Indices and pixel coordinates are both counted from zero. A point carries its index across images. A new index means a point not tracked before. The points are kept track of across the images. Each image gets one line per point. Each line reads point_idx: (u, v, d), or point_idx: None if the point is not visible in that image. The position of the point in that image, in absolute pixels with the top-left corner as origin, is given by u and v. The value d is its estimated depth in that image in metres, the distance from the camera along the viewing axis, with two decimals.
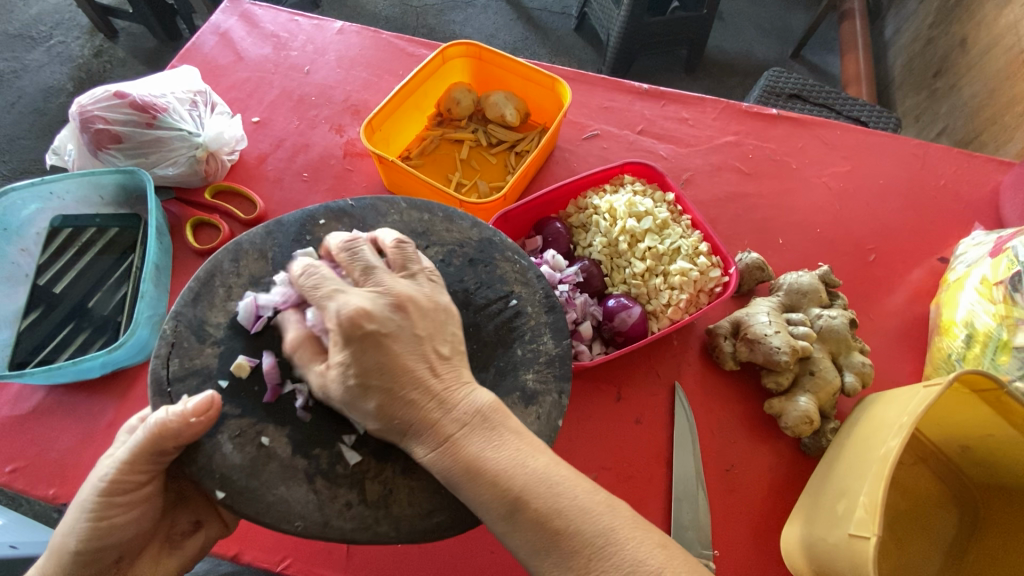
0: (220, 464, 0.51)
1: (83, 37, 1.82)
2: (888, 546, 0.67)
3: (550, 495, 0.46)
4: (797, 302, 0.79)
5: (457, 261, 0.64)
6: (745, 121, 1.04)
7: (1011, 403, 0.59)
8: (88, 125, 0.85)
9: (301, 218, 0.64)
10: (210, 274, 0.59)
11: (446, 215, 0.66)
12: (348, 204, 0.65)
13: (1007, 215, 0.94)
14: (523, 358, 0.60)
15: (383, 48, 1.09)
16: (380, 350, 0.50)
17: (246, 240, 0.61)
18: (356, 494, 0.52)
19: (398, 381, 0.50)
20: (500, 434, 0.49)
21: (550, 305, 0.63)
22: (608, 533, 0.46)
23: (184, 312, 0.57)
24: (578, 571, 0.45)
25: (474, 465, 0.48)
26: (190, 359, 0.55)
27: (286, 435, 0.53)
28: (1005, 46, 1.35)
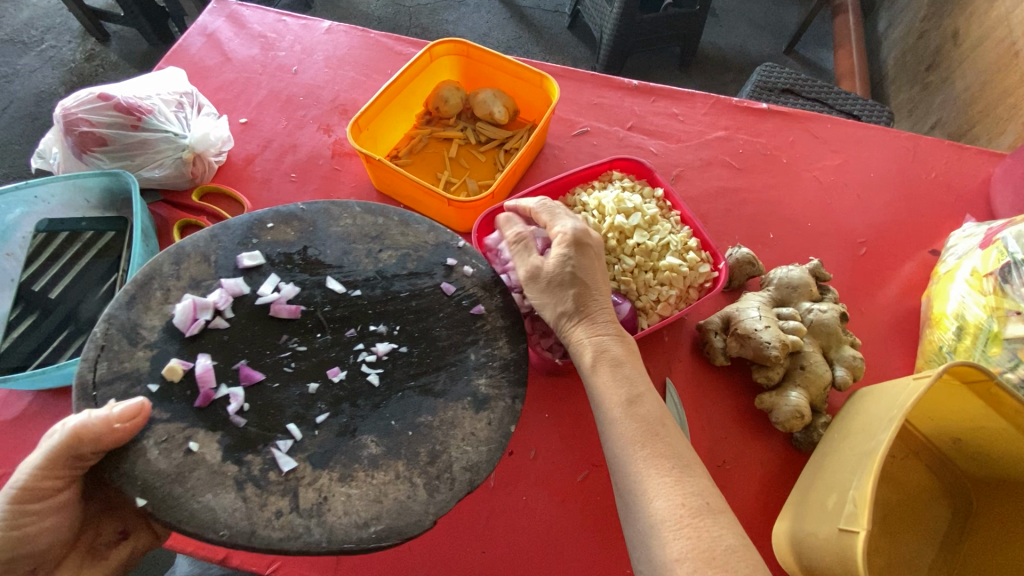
0: (143, 469, 0.53)
1: (75, 41, 1.82)
2: (880, 542, 0.66)
3: (659, 417, 0.59)
4: (788, 296, 0.79)
5: (407, 265, 0.70)
6: (735, 115, 1.03)
7: (1001, 395, 0.58)
8: (72, 127, 0.84)
9: (248, 221, 0.69)
10: (149, 277, 0.63)
11: (401, 219, 0.72)
12: (298, 209, 0.71)
13: (998, 206, 0.93)
14: (476, 361, 0.65)
15: (371, 47, 1.09)
16: (588, 260, 0.67)
17: (190, 244, 0.66)
18: (287, 502, 0.54)
19: (591, 285, 0.66)
20: (637, 357, 0.64)
21: (508, 311, 0.68)
22: (691, 462, 0.56)
23: (116, 314, 0.60)
24: (664, 474, 0.54)
25: (623, 360, 0.63)
26: (120, 362, 0.58)
27: (216, 441, 0.56)
28: (997, 38, 1.35)
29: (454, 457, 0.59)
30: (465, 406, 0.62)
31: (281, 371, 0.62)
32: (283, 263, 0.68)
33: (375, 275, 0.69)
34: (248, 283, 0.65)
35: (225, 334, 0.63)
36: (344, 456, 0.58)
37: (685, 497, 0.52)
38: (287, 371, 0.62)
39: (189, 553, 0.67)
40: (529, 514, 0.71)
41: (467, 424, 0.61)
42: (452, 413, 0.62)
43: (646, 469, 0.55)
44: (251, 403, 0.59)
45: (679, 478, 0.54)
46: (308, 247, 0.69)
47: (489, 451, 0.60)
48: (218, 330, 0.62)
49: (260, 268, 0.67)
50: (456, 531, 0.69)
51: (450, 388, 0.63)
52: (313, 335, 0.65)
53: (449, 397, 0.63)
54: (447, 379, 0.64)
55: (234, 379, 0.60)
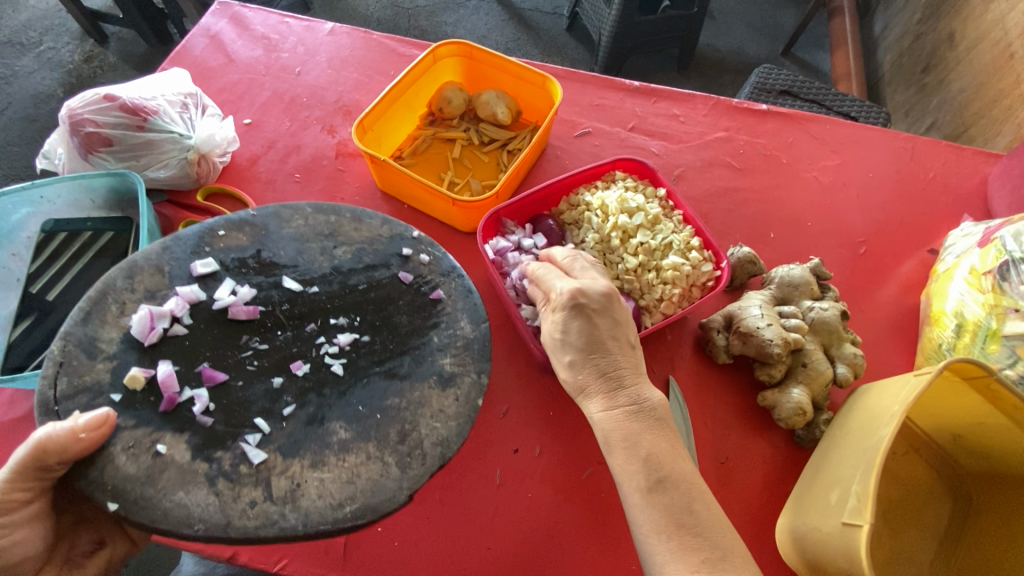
0: (112, 475, 0.54)
1: (73, 42, 1.82)
2: (881, 537, 0.67)
3: (683, 498, 0.53)
4: (790, 294, 0.80)
5: (364, 259, 0.71)
6: (735, 116, 1.04)
7: (1001, 391, 0.59)
8: (77, 128, 0.84)
9: (199, 231, 0.69)
10: (103, 292, 0.63)
11: (354, 215, 0.74)
12: (248, 214, 0.72)
13: (995, 206, 0.95)
14: (439, 344, 0.67)
15: (374, 48, 1.09)
16: (588, 320, 0.62)
17: (141, 257, 0.66)
18: (261, 492, 0.55)
19: (598, 348, 0.62)
20: (663, 427, 0.58)
21: (466, 293, 0.71)
22: (727, 553, 0.51)
23: (73, 331, 0.60)
24: (692, 568, 0.50)
25: (640, 436, 0.57)
26: (80, 376, 0.58)
27: (184, 442, 0.57)
28: (992, 41, 1.36)
29: (423, 435, 0.60)
30: (432, 385, 0.64)
31: (242, 369, 0.63)
32: (238, 267, 0.68)
33: (331, 271, 0.70)
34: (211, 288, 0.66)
35: (186, 339, 0.63)
36: (314, 442, 0.59)
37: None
38: (250, 369, 0.63)
39: (198, 550, 0.67)
40: (537, 512, 0.71)
41: (435, 402, 0.63)
42: (419, 393, 0.63)
43: (672, 566, 0.51)
44: (216, 403, 0.60)
45: (710, 575, 0.49)
46: (262, 250, 0.70)
47: (460, 424, 0.62)
48: (178, 336, 0.63)
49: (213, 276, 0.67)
50: (466, 525, 0.70)
51: (416, 370, 0.65)
52: (275, 333, 0.65)
53: (416, 378, 0.64)
54: (412, 362, 0.66)
55: (197, 381, 0.61)
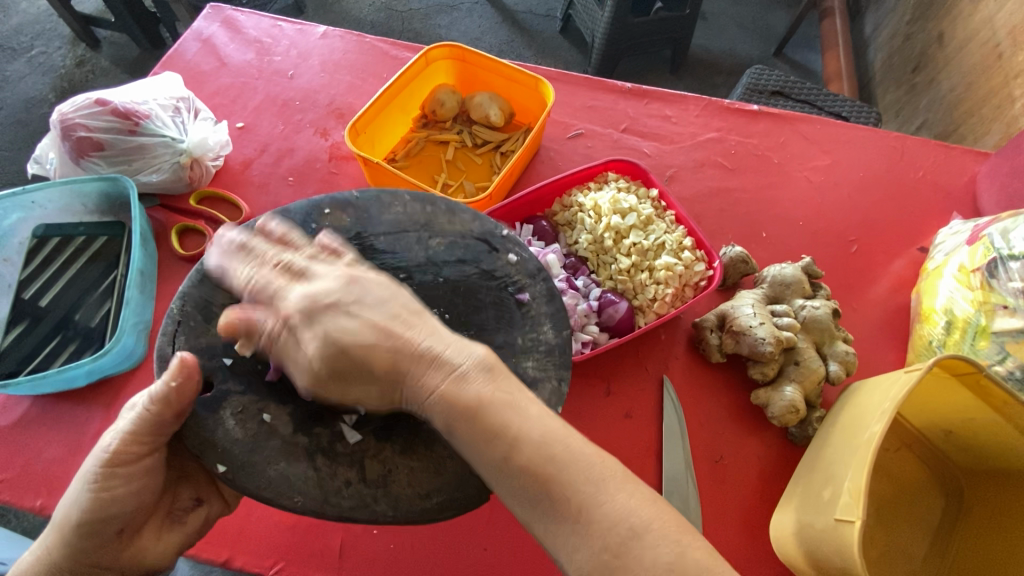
0: (222, 438, 0.51)
1: (65, 47, 1.81)
2: (874, 533, 0.68)
3: (543, 450, 0.45)
4: (782, 293, 0.80)
5: (457, 253, 0.64)
6: (727, 117, 1.05)
7: (989, 386, 0.60)
8: (69, 133, 0.84)
9: (306, 206, 0.62)
10: (219, 255, 0.57)
11: (450, 207, 0.65)
12: (353, 195, 0.64)
13: (984, 204, 0.95)
14: (523, 345, 0.60)
15: (367, 51, 1.09)
16: (340, 316, 0.50)
17: (255, 226, 0.60)
18: (355, 472, 0.52)
19: (364, 342, 0.49)
20: (499, 381, 0.48)
21: (550, 295, 0.63)
22: (602, 480, 0.45)
23: (192, 292, 0.55)
24: (569, 518, 0.44)
25: (472, 408, 0.46)
26: (197, 337, 0.54)
27: (288, 413, 0.54)
28: (980, 40, 1.37)
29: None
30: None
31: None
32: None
33: (426, 263, 0.63)
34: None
35: None
36: (405, 428, 0.55)
37: (596, 548, 0.42)
38: None
39: (193, 555, 0.67)
40: None
41: None
42: None
43: (553, 528, 0.44)
44: None
45: (585, 525, 0.43)
46: (363, 235, 0.62)
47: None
48: None
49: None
50: (461, 526, 0.70)
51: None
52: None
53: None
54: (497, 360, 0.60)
55: None
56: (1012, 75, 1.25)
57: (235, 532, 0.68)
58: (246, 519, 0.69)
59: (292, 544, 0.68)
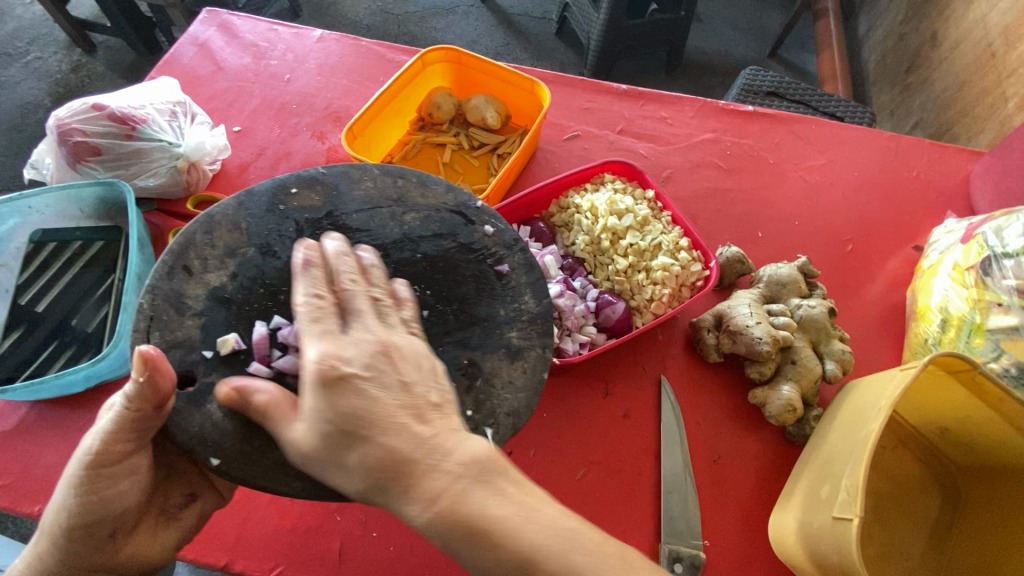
0: (211, 431, 0.52)
1: (61, 52, 1.81)
2: (872, 530, 0.68)
3: (562, 556, 0.41)
4: (778, 293, 0.81)
5: (433, 227, 0.65)
6: (722, 118, 1.06)
7: (985, 383, 0.60)
8: (65, 138, 0.84)
9: (272, 187, 0.63)
10: (184, 246, 0.57)
11: (420, 179, 0.67)
12: (320, 172, 0.65)
13: (978, 203, 0.96)
14: (505, 317, 0.62)
15: (363, 55, 1.10)
16: (356, 395, 0.45)
17: (218, 212, 0.60)
18: None
19: (374, 425, 0.44)
20: (504, 488, 0.43)
21: (529, 266, 0.65)
22: None
23: (160, 285, 0.56)
24: None
25: (477, 525, 0.41)
26: (172, 331, 0.55)
27: None
28: (973, 40, 1.39)
29: (497, 404, 0.58)
30: (501, 357, 0.60)
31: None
32: (311, 230, 0.62)
33: (402, 238, 0.63)
34: (287, 245, 0.61)
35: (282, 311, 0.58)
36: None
37: None
38: None
39: (192, 559, 0.67)
40: None
41: (503, 374, 0.59)
42: (489, 364, 0.59)
43: None
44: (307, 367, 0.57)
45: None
46: (334, 212, 0.63)
47: (527, 397, 0.58)
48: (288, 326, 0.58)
49: (285, 237, 0.61)
50: None
51: (485, 342, 0.60)
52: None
53: (486, 350, 0.60)
54: (481, 334, 0.61)
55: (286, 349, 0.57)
56: (1004, 74, 1.26)
57: (234, 536, 0.68)
58: (246, 523, 0.69)
59: (291, 547, 0.68)
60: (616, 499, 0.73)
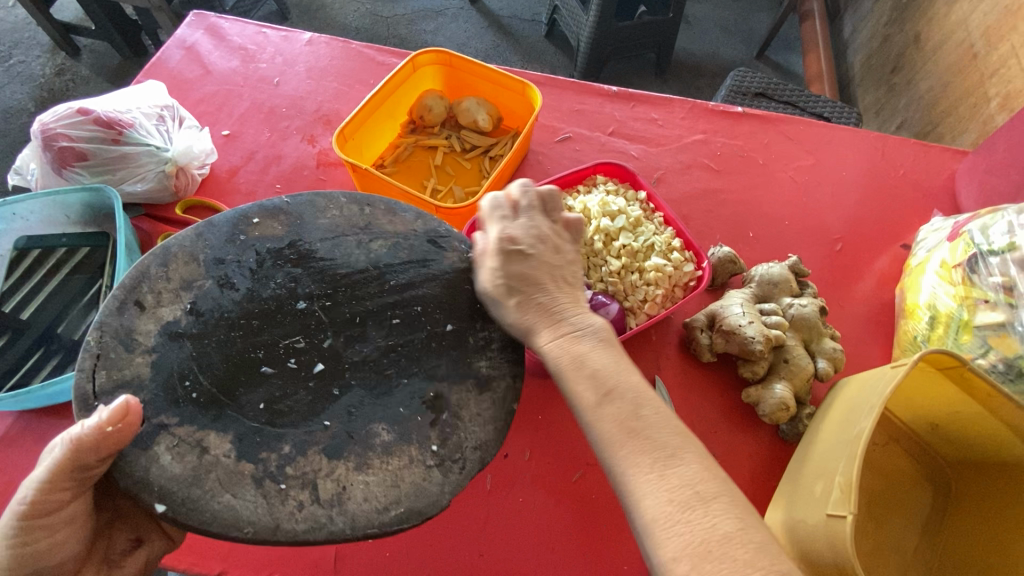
0: (158, 476, 0.49)
1: (44, 56, 1.79)
2: (866, 527, 0.69)
3: (633, 400, 0.52)
4: (770, 293, 0.81)
5: (402, 253, 0.64)
6: (712, 119, 1.06)
7: (973, 379, 0.61)
8: (50, 143, 0.83)
9: (233, 218, 0.63)
10: (138, 279, 0.57)
11: (388, 207, 0.66)
12: (283, 202, 0.65)
13: (963, 201, 0.98)
14: (476, 345, 0.60)
15: (353, 58, 1.09)
16: (526, 263, 0.60)
17: (175, 244, 0.60)
18: (308, 495, 0.51)
19: (535, 282, 0.59)
20: (609, 348, 0.56)
21: None
22: (678, 450, 0.49)
23: (109, 321, 0.54)
24: (644, 470, 0.48)
25: (588, 358, 0.55)
26: (120, 370, 0.53)
27: (229, 442, 0.52)
28: (956, 41, 1.41)
29: (463, 438, 0.55)
30: (469, 388, 0.58)
31: (283, 366, 0.57)
32: (273, 261, 0.61)
33: (369, 267, 0.63)
34: (245, 277, 0.60)
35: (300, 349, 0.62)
36: (356, 443, 0.54)
37: (670, 493, 0.46)
38: (289, 368, 0.57)
39: (184, 570, 0.66)
40: (528, 518, 0.71)
41: (471, 406, 0.57)
42: (457, 397, 0.57)
43: (630, 473, 0.48)
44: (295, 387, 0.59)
45: (663, 472, 0.47)
46: (298, 242, 0.63)
47: (497, 430, 0.56)
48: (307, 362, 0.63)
49: (244, 268, 0.60)
50: (456, 531, 0.70)
51: (453, 372, 0.59)
52: (319, 335, 0.59)
53: (454, 380, 0.58)
54: (450, 364, 0.59)
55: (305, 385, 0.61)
56: (987, 74, 1.28)
57: (228, 545, 0.67)
58: None
59: (286, 555, 0.67)
60: (610, 502, 0.72)
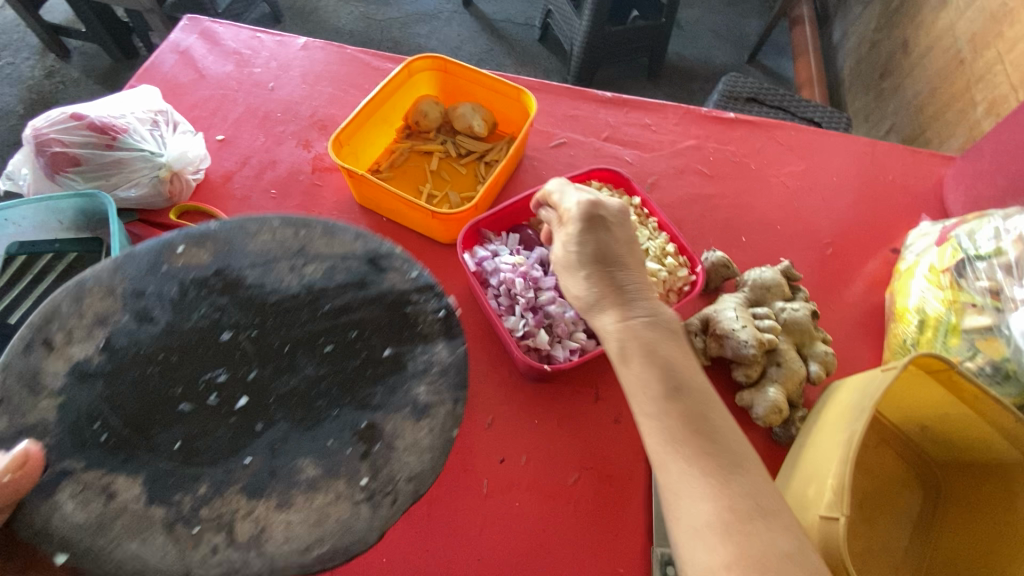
0: (60, 524, 0.45)
1: (33, 58, 1.77)
2: (857, 528, 0.71)
3: (700, 403, 0.55)
4: (762, 297, 0.82)
5: (337, 277, 0.58)
6: (705, 125, 1.08)
7: (961, 382, 0.62)
8: (43, 148, 0.83)
9: (156, 247, 0.57)
10: (47, 317, 0.52)
11: (325, 228, 0.59)
12: (212, 226, 0.58)
13: (950, 206, 0.99)
14: (415, 371, 0.55)
15: (348, 62, 1.09)
16: (605, 237, 0.64)
17: (92, 277, 0.54)
18: (224, 537, 0.47)
19: (611, 260, 0.63)
20: (674, 340, 0.60)
21: (450, 327, 0.57)
22: (740, 460, 0.52)
23: (14, 362, 0.50)
24: (708, 474, 0.51)
25: (655, 345, 0.59)
26: (24, 415, 0.49)
27: (140, 484, 0.48)
28: (943, 47, 1.43)
29: (397, 469, 0.50)
30: (406, 415, 0.53)
31: (203, 402, 0.52)
32: (197, 291, 0.56)
33: (302, 292, 0.57)
34: (166, 310, 0.54)
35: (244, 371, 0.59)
36: (279, 480, 0.49)
37: (731, 501, 0.49)
38: (209, 405, 0.52)
39: None
40: (525, 522, 0.71)
41: (409, 433, 0.52)
42: (393, 424, 0.53)
43: (690, 475, 0.51)
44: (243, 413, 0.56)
45: (725, 480, 0.51)
46: (225, 269, 0.57)
47: (433, 459, 0.51)
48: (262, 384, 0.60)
49: (165, 300, 0.55)
50: (454, 536, 0.70)
51: (389, 400, 0.54)
52: (244, 366, 0.54)
53: (390, 409, 0.53)
54: (385, 392, 0.54)
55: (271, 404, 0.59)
56: (973, 80, 1.31)
57: None
58: None
59: None
60: (605, 505, 0.73)
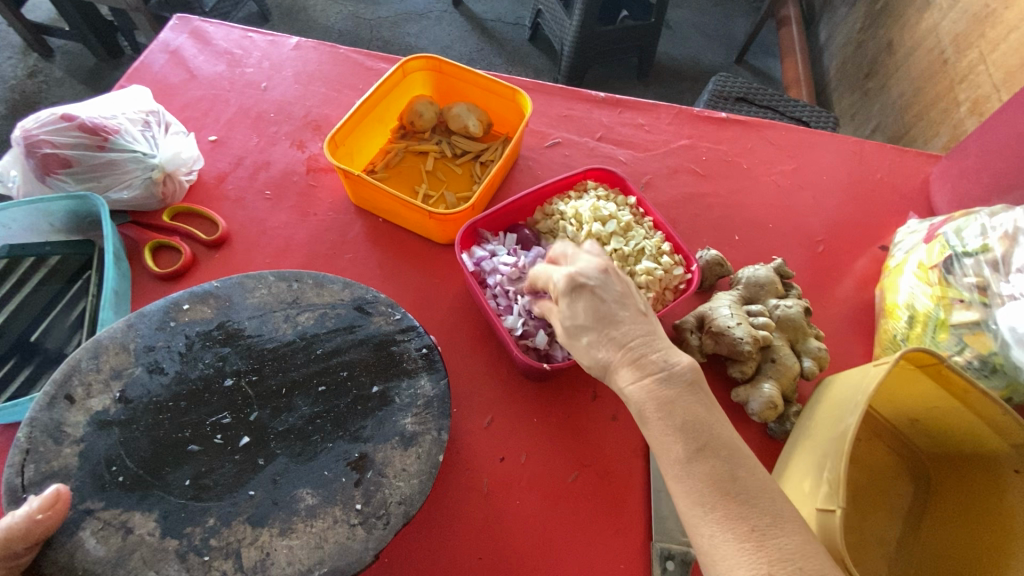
0: (82, 558, 0.53)
1: (15, 57, 1.74)
2: (852, 520, 0.73)
3: (728, 459, 0.51)
4: (757, 294, 0.83)
5: (329, 322, 0.68)
6: (697, 124, 1.09)
7: (950, 375, 0.64)
8: (33, 149, 0.82)
9: (164, 306, 0.67)
10: (69, 374, 0.61)
11: (316, 281, 0.71)
12: (212, 286, 0.69)
13: (937, 204, 1.01)
14: (400, 404, 0.64)
15: (342, 62, 1.09)
16: (596, 300, 0.58)
17: (107, 337, 0.64)
18: (232, 563, 0.54)
19: (610, 322, 0.57)
20: (696, 396, 0.54)
21: (431, 361, 0.67)
22: (777, 517, 0.48)
23: (39, 417, 0.58)
24: (742, 537, 0.47)
25: (674, 405, 0.53)
26: (49, 462, 0.57)
27: (154, 519, 0.55)
28: (927, 48, 1.46)
29: (389, 494, 0.58)
30: (395, 445, 0.61)
31: (210, 442, 0.60)
32: (202, 342, 0.65)
33: (296, 339, 0.67)
34: (175, 361, 0.64)
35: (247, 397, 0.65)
36: (281, 509, 0.57)
37: (768, 563, 0.46)
38: (216, 443, 0.60)
39: None
40: (526, 520, 0.72)
41: (398, 461, 0.61)
42: (383, 454, 0.61)
43: (722, 537, 0.48)
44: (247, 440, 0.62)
45: (761, 542, 0.47)
46: (226, 322, 0.67)
47: (421, 482, 0.59)
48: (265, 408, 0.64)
49: (173, 352, 0.64)
50: (458, 534, 0.71)
51: (378, 432, 0.62)
52: (245, 409, 0.62)
53: (379, 440, 0.62)
54: (374, 423, 0.63)
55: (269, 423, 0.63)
56: (956, 80, 1.33)
57: None
58: None
59: None
60: (603, 501, 0.74)
